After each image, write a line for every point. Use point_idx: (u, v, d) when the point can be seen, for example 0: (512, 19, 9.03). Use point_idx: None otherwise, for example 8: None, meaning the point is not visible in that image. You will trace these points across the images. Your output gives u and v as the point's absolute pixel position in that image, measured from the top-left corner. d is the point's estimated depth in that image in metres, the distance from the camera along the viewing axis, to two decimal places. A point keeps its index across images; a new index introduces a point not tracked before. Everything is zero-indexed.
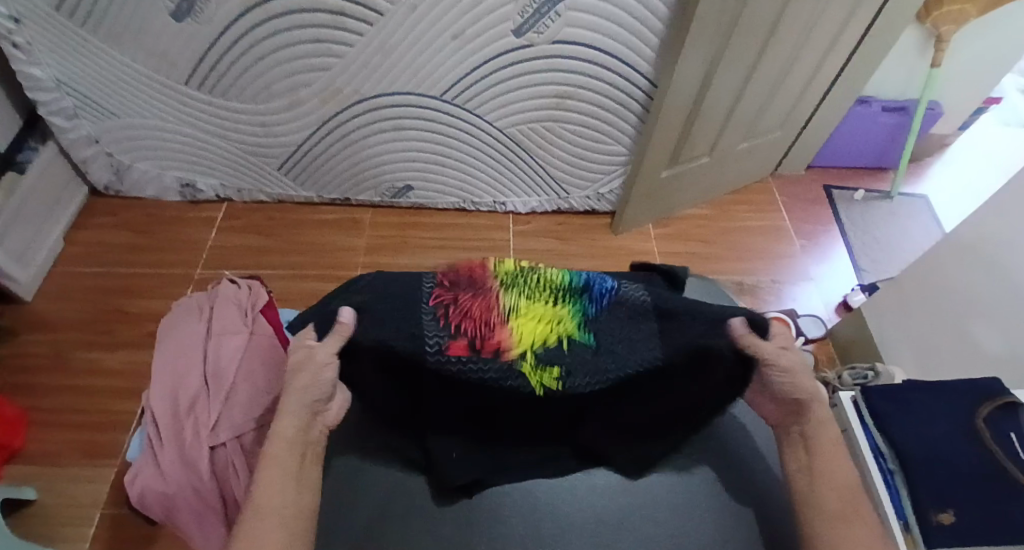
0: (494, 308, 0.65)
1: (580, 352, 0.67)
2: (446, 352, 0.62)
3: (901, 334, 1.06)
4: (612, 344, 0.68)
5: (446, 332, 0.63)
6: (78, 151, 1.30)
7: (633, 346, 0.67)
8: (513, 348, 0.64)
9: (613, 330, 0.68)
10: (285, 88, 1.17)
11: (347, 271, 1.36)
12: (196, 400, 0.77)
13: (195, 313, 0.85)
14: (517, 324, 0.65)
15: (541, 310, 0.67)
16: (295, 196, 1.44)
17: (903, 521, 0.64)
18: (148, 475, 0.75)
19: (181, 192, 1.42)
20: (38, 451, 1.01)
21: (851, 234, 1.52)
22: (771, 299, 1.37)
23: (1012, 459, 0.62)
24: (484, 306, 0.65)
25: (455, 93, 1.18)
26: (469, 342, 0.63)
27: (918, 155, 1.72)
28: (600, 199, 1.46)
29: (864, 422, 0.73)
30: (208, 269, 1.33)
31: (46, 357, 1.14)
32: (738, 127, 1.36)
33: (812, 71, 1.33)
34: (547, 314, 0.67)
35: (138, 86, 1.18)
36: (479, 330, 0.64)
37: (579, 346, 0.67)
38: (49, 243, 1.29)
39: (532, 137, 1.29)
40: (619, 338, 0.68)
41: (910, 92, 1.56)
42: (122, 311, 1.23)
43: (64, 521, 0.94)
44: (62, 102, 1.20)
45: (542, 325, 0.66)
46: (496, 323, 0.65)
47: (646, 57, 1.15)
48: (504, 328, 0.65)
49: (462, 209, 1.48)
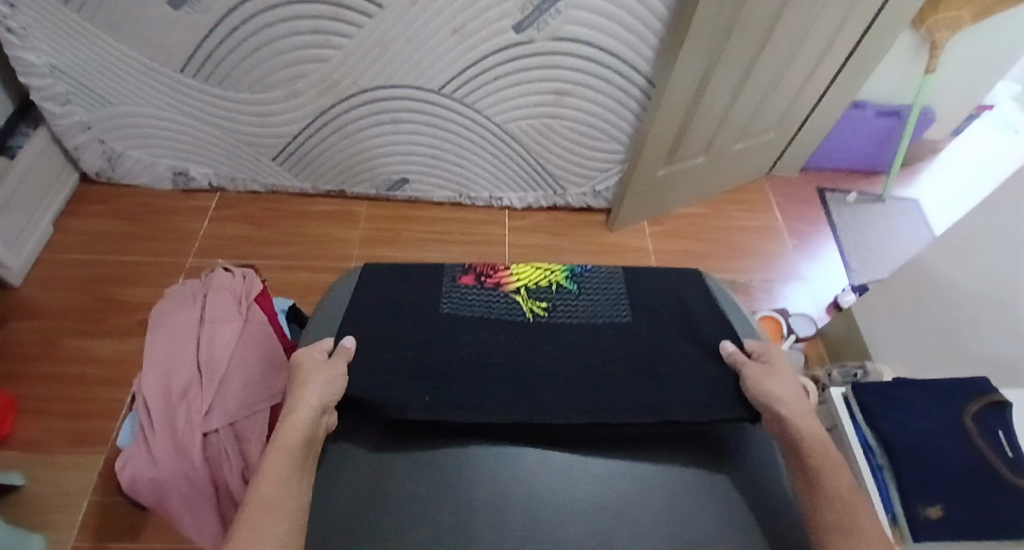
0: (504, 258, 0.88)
1: (564, 295, 0.82)
2: (460, 280, 0.82)
3: (889, 334, 1.08)
4: (590, 292, 0.83)
5: (461, 268, 0.84)
6: (70, 138, 1.29)
7: (608, 301, 0.81)
8: (511, 285, 0.83)
9: (596, 284, 0.84)
10: (282, 79, 1.16)
11: (342, 262, 1.35)
12: (189, 387, 0.74)
13: (188, 300, 0.83)
14: (517, 270, 0.85)
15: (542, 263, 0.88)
16: (290, 188, 1.43)
17: (891, 515, 0.65)
18: (139, 462, 0.71)
19: (174, 181, 1.41)
20: (24, 439, 1.00)
21: (843, 236, 1.54)
22: (762, 298, 1.38)
23: (997, 454, 0.63)
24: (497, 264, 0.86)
25: (453, 87, 1.18)
26: (477, 275, 0.83)
27: (909, 160, 1.74)
28: (595, 196, 1.47)
29: (853, 418, 0.75)
30: (200, 259, 1.32)
31: (33, 344, 1.13)
32: (733, 128, 1.37)
33: (807, 74, 1.35)
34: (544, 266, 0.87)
35: (132, 73, 1.17)
36: (486, 270, 0.84)
37: (564, 291, 0.83)
38: (39, 231, 1.28)
39: (529, 133, 1.28)
40: (595, 295, 0.82)
41: (903, 97, 1.58)
42: (113, 299, 1.22)
43: (50, 509, 0.93)
44: (55, 87, 1.19)
45: (537, 270, 0.86)
46: (501, 270, 0.84)
47: (644, 56, 1.16)
48: (506, 273, 0.84)
49: (458, 203, 1.47)
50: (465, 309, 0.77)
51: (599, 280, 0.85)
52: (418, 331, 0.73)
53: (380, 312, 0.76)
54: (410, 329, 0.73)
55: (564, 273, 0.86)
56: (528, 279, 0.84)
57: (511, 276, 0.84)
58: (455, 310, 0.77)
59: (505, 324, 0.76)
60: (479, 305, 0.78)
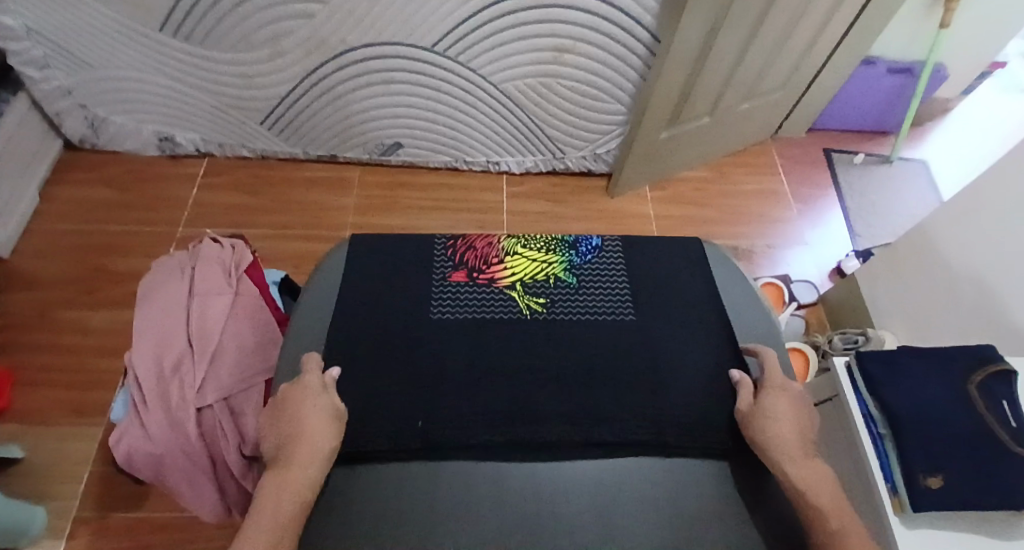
0: (495, 246, 0.81)
1: (562, 287, 0.76)
2: (450, 277, 0.76)
3: (891, 300, 1.07)
4: (590, 287, 0.76)
5: (452, 264, 0.78)
6: (51, 103, 1.23)
7: (610, 297, 0.75)
8: (506, 279, 0.76)
9: (595, 274, 0.78)
10: (268, 37, 1.10)
11: (335, 230, 1.32)
12: (180, 361, 0.71)
13: (175, 272, 0.81)
14: (512, 261, 0.79)
15: (535, 251, 0.81)
16: (280, 152, 1.38)
17: (890, 483, 0.64)
18: (133, 435, 0.69)
19: (160, 147, 1.36)
20: (24, 410, 1.00)
21: (849, 199, 1.51)
22: (764, 264, 1.36)
23: (1001, 424, 0.63)
24: (487, 245, 0.81)
25: (447, 45, 1.12)
26: (469, 270, 0.77)
27: (919, 120, 1.69)
28: (596, 160, 1.42)
29: (856, 386, 0.74)
30: (192, 228, 1.29)
31: (28, 315, 1.12)
32: (740, 88, 1.32)
33: (819, 30, 1.28)
34: (538, 256, 0.80)
35: (111, 34, 1.11)
36: (479, 264, 0.78)
37: (562, 283, 0.77)
38: (26, 200, 1.24)
39: (528, 93, 1.23)
40: (596, 288, 0.76)
41: (916, 54, 1.51)
42: (105, 269, 1.20)
43: (55, 479, 0.94)
44: (33, 50, 1.13)
45: (530, 262, 0.79)
46: (494, 262, 0.78)
47: (649, 10, 1.09)
48: (500, 266, 0.78)
49: (455, 168, 1.43)
50: (458, 311, 0.72)
51: (598, 268, 0.79)
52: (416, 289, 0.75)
53: (367, 284, 0.75)
54: (404, 303, 0.73)
55: (562, 258, 0.81)
56: (523, 272, 0.77)
57: (505, 270, 0.77)
58: (445, 313, 0.71)
59: (499, 323, 0.71)
60: (469, 303, 0.73)
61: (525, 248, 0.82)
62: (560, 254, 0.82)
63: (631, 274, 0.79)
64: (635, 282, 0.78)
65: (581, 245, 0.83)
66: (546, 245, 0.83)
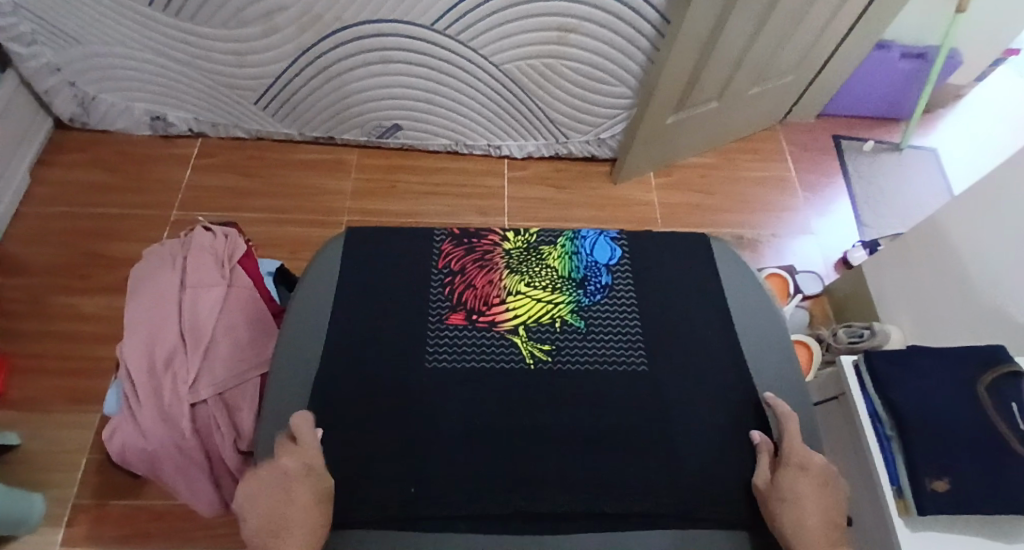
0: (496, 282, 0.71)
1: (570, 333, 0.67)
2: (445, 319, 0.67)
3: (898, 292, 1.05)
4: (601, 331, 0.68)
5: (448, 304, 0.68)
6: (40, 81, 1.19)
7: (622, 342, 0.67)
8: (508, 322, 0.67)
9: (606, 318, 0.69)
10: (260, 13, 1.06)
11: (333, 215, 1.29)
12: (173, 355, 0.70)
13: (167, 262, 0.79)
14: (514, 300, 0.70)
15: (540, 288, 0.71)
16: (275, 133, 1.34)
17: (896, 486, 0.64)
18: (127, 430, 0.69)
19: (152, 126, 1.32)
20: (18, 397, 0.99)
21: (857, 188, 1.48)
22: (769, 254, 1.34)
23: (1010, 426, 0.61)
24: (486, 280, 0.71)
25: (447, 23, 1.08)
26: (467, 312, 0.68)
27: (931, 106, 1.65)
28: (600, 144, 1.39)
29: (863, 386, 0.73)
30: (186, 211, 1.26)
31: (20, 300, 1.10)
32: (750, 71, 1.28)
33: (833, 12, 1.24)
34: (543, 295, 0.71)
35: (98, 8, 1.07)
36: (477, 305, 0.69)
37: (569, 328, 0.68)
38: (16, 181, 1.21)
39: (531, 75, 1.19)
40: (607, 332, 0.67)
41: (931, 38, 1.47)
42: (98, 254, 1.17)
43: (50, 468, 0.93)
44: (19, 26, 1.09)
45: (534, 302, 0.70)
46: (495, 301, 0.69)
47: None
48: (501, 307, 0.69)
49: (455, 151, 1.39)
50: (454, 359, 0.63)
51: (610, 310, 0.70)
52: (413, 276, 0.71)
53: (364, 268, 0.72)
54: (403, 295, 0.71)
55: (570, 295, 0.71)
56: (527, 313, 0.69)
57: (507, 312, 0.68)
58: (441, 362, 0.63)
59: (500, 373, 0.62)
60: (465, 351, 0.64)
61: (528, 279, 0.72)
62: (568, 288, 0.72)
63: (635, 262, 0.76)
64: (638, 267, 0.75)
65: (591, 281, 0.73)
66: (552, 277, 0.73)
